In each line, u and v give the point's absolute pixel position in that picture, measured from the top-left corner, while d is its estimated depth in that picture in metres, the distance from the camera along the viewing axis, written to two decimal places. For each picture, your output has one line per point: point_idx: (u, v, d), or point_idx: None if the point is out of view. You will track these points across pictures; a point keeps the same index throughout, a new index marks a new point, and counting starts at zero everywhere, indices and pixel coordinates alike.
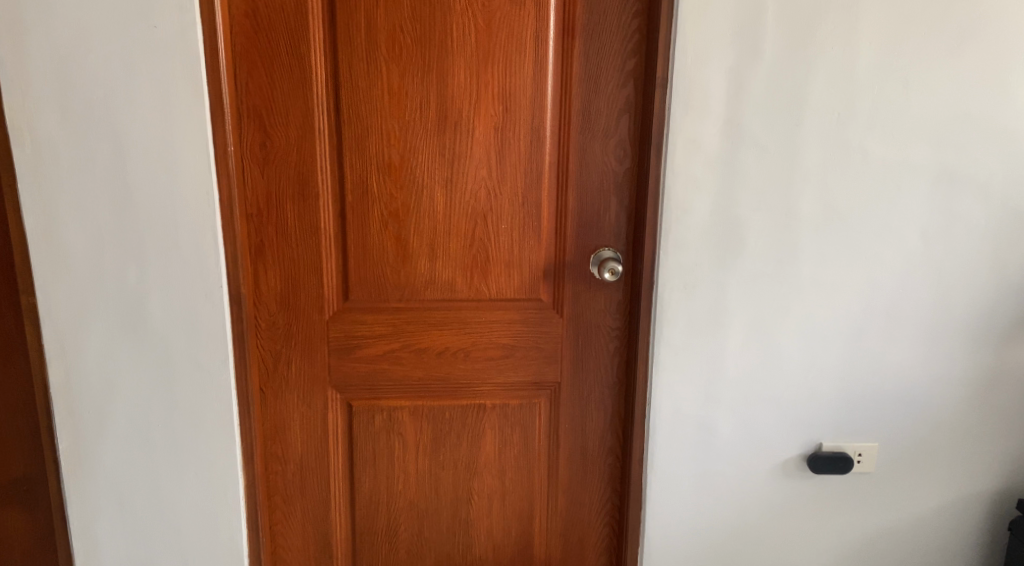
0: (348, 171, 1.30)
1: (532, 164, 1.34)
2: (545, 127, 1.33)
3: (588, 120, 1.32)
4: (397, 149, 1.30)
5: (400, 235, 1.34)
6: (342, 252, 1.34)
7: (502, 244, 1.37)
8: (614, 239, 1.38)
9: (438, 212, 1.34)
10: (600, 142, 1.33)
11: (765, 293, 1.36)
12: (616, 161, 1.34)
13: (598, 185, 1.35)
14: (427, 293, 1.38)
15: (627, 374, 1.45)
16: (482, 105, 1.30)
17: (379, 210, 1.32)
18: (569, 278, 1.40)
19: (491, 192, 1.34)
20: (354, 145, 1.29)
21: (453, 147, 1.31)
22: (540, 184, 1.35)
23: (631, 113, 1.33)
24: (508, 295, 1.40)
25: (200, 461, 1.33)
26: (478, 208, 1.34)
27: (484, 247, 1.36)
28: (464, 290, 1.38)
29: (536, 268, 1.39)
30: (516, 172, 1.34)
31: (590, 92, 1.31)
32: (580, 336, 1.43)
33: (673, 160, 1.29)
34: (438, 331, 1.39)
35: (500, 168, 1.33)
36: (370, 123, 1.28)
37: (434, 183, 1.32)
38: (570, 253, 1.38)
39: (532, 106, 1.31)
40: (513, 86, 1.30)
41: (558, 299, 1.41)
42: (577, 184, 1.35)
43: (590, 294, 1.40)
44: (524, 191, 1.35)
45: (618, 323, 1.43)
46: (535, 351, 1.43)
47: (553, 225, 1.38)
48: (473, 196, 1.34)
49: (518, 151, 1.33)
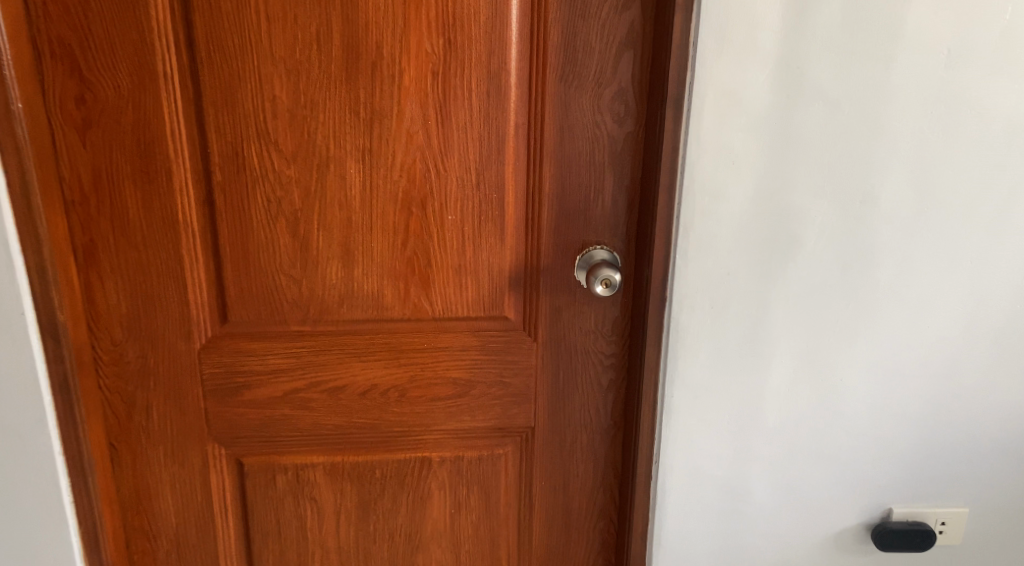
0: (215, 140, 0.88)
1: (489, 127, 0.91)
2: (508, 72, 0.90)
3: (572, 61, 0.90)
4: (286, 102, 0.87)
5: (299, 232, 0.92)
6: (215, 256, 0.93)
7: (448, 243, 0.96)
8: (608, 233, 0.98)
9: (353, 198, 0.92)
10: (590, 94, 0.91)
11: (825, 313, 0.96)
12: (613, 122, 0.93)
13: (587, 158, 0.94)
14: (342, 311, 0.97)
15: (627, 417, 1.06)
16: (413, 38, 0.87)
17: (267, 196, 0.91)
18: (546, 287, 0.99)
19: (431, 168, 0.92)
20: (221, 100, 0.86)
21: (369, 102, 0.88)
22: (502, 154, 0.93)
23: (635, 51, 0.90)
24: (459, 312, 0.99)
25: (22, 550, 0.94)
26: (411, 191, 0.93)
27: (424, 245, 0.95)
28: (395, 308, 0.98)
29: (498, 274, 0.98)
30: (467, 139, 0.92)
31: (575, 18, 0.88)
32: (561, 367, 1.03)
33: (697, 123, 0.87)
34: (361, 364, 0.99)
35: (442, 133, 0.91)
36: (243, 66, 0.86)
37: (344, 154, 0.90)
38: (547, 253, 0.98)
39: (487, 40, 0.88)
40: (460, 8, 0.87)
41: (529, 317, 1.01)
42: (557, 155, 0.93)
43: (574, 308, 1.01)
44: (478, 166, 0.93)
45: (613, 348, 1.03)
46: (498, 387, 1.03)
47: (522, 214, 0.96)
48: (404, 173, 0.92)
49: (468, 107, 0.90)
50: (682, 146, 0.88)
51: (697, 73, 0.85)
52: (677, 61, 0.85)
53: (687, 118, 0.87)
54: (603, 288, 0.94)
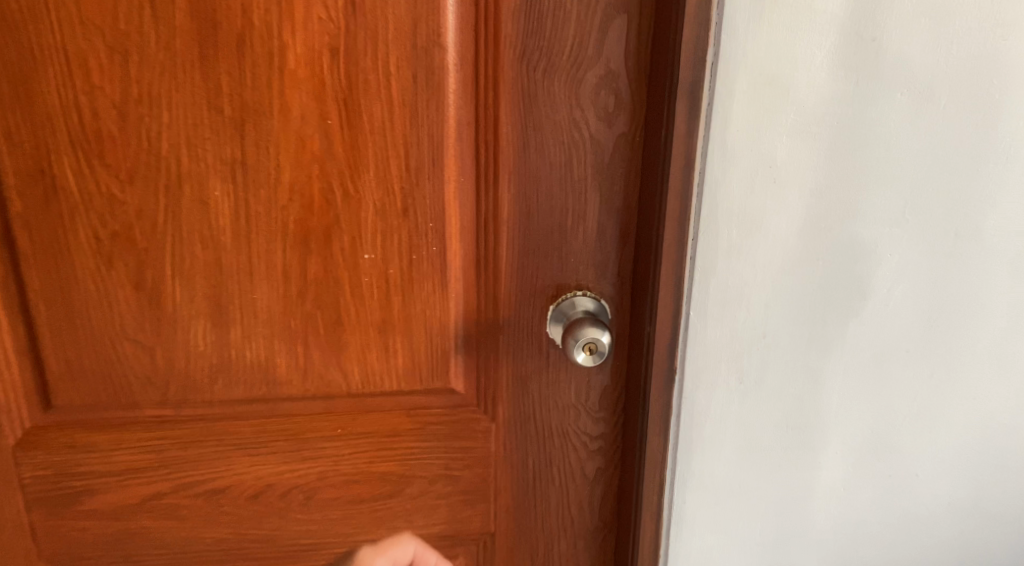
0: (8, 152, 0.60)
1: (417, 129, 0.63)
2: (445, 48, 0.61)
3: (536, 32, 0.62)
4: (111, 95, 0.59)
5: (146, 281, 0.64)
6: (27, 317, 0.65)
7: (366, 292, 0.67)
8: (592, 274, 0.70)
9: (222, 233, 0.64)
10: (564, 80, 0.64)
11: (896, 385, 0.69)
12: (599, 119, 0.65)
13: (560, 171, 0.66)
14: (219, 388, 0.69)
15: (620, 518, 0.78)
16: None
17: (94, 231, 0.62)
18: (507, 349, 0.71)
19: (335, 188, 0.64)
20: (13, 93, 0.59)
21: (237, 93, 0.60)
22: (438, 167, 0.65)
23: (627, 17, 0.62)
24: (385, 387, 0.71)
25: None
26: (307, 220, 0.64)
27: (332, 298, 0.67)
28: (293, 384, 0.70)
29: (438, 334, 0.70)
30: (386, 146, 0.63)
31: None
32: (531, 455, 0.75)
33: (723, 123, 0.60)
34: (249, 458, 0.72)
35: (349, 137, 0.62)
36: (43, 43, 0.58)
37: (205, 169, 0.62)
38: (506, 303, 0.70)
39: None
40: None
41: (485, 391, 0.73)
42: (517, 167, 0.66)
43: (547, 377, 0.73)
44: (404, 184, 0.65)
45: (602, 428, 0.75)
46: (442, 483, 0.75)
47: (471, 250, 0.69)
48: (294, 196, 0.63)
49: (386, 100, 0.62)
50: (700, 157, 0.60)
51: (724, 49, 0.58)
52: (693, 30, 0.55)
53: (708, 116, 0.59)
54: (586, 354, 0.68)
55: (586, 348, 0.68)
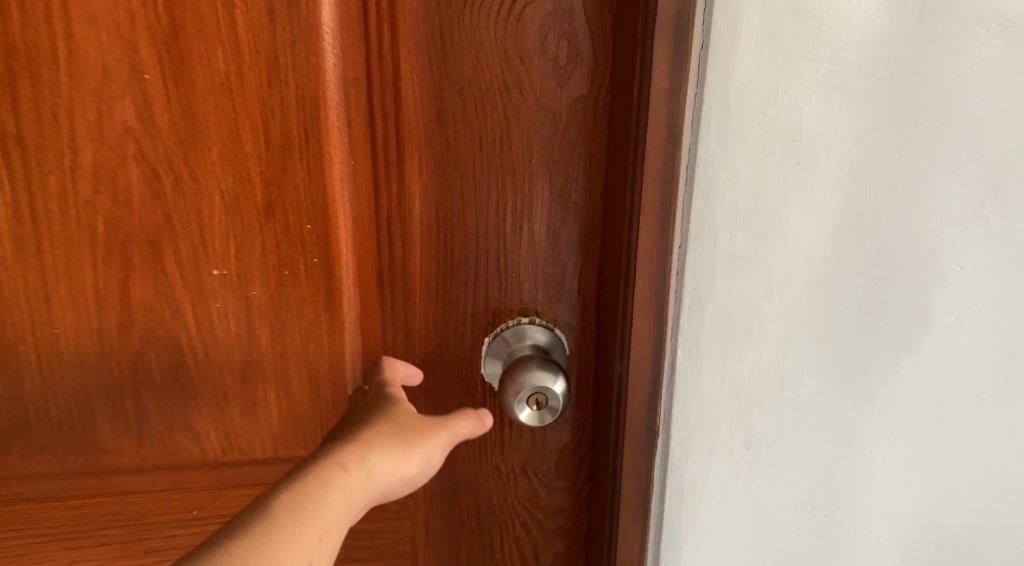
0: None
1: (278, 87, 0.44)
2: None
3: None
4: None
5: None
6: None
7: (218, 326, 0.48)
8: (542, 295, 0.50)
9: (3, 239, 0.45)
10: (494, 19, 0.44)
11: (970, 454, 0.49)
12: (547, 73, 0.45)
13: (493, 150, 0.47)
14: (16, 458, 0.49)
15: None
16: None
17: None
18: (425, 401, 0.52)
19: (167, 174, 0.44)
20: None
21: (8, 30, 0.41)
22: (314, 148, 0.45)
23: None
24: (255, 452, 0.52)
25: None
26: (127, 224, 0.45)
27: (169, 331, 0.48)
28: (124, 450, 0.50)
29: (326, 381, 0.51)
30: (234, 112, 0.44)
31: None
32: (461, 537, 0.56)
33: (727, 74, 0.40)
34: (67, 557, 0.52)
35: (179, 98, 0.43)
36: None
37: None
38: (420, 336, 0.51)
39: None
40: None
41: None
42: (431, 144, 0.46)
43: (480, 436, 0.53)
44: (264, 171, 0.45)
45: (560, 502, 0.56)
46: None
47: (370, 264, 0.49)
48: (103, 188, 0.44)
49: (231, 44, 0.42)
50: (689, 125, 0.41)
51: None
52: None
53: (703, 62, 0.40)
54: (531, 410, 0.48)
55: (532, 401, 0.48)
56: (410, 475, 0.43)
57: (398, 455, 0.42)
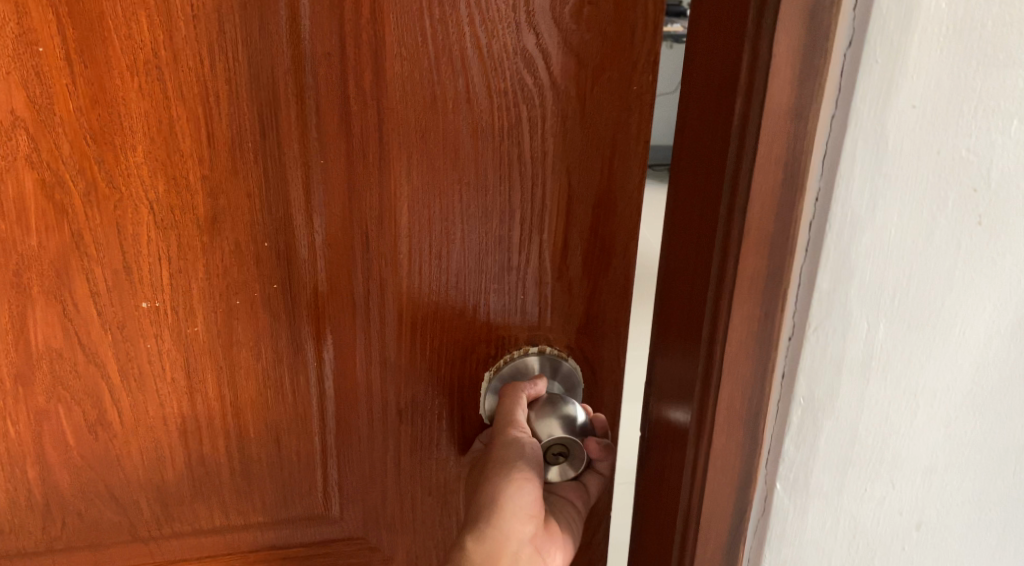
0: None
1: (225, 67, 0.33)
2: None
3: None
4: None
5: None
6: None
7: (149, 373, 0.38)
8: (557, 328, 0.41)
9: None
10: None
11: None
12: (568, 45, 0.35)
13: (497, 143, 0.36)
14: None
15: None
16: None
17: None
18: (411, 451, 0.42)
19: (76, 182, 0.33)
20: None
21: None
22: (269, 144, 0.35)
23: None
24: (200, 522, 0.42)
25: None
26: (21, 246, 0.34)
27: (85, 379, 0.37)
28: (30, 526, 0.40)
29: (289, 433, 0.41)
30: (164, 99, 0.33)
31: None
32: None
33: (891, 90, 0.26)
34: None
35: (87, 81, 0.32)
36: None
37: None
38: (405, 375, 0.41)
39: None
40: None
41: (375, 514, 0.44)
42: (424, 143, 0.36)
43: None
44: (203, 179, 0.35)
45: None
46: None
47: (343, 292, 0.38)
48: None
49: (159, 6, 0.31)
50: (816, 147, 0.28)
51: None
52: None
53: (851, 68, 0.26)
54: (555, 466, 0.41)
55: (554, 454, 0.40)
56: (534, 487, 0.38)
57: (507, 488, 0.38)
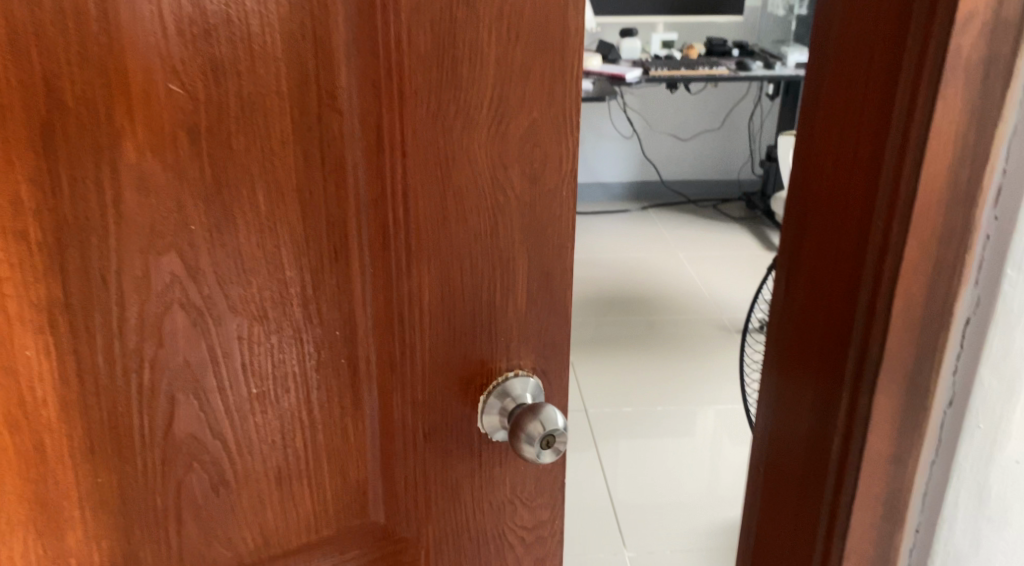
0: None
1: (338, 233, 0.50)
2: (367, 136, 0.49)
3: (486, 113, 0.50)
4: None
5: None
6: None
7: (295, 442, 0.54)
8: (524, 356, 0.59)
9: (114, 398, 0.48)
10: (517, 160, 0.53)
11: None
12: (555, 196, 0.55)
13: (512, 262, 0.55)
14: None
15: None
16: (124, 45, 0.41)
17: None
18: (460, 473, 0.61)
19: (245, 319, 0.49)
20: None
21: (112, 213, 0.44)
22: (370, 275, 0.53)
23: (546, 52, 0.50)
24: (314, 538, 0.58)
25: None
26: (212, 368, 0.50)
27: (213, 456, 0.52)
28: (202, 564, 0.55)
29: (377, 465, 0.59)
30: (300, 260, 0.50)
31: (485, 34, 0.49)
32: None
33: (997, 447, 0.43)
34: None
35: (260, 257, 0.48)
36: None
37: (93, 320, 0.46)
38: (426, 407, 0.57)
39: (292, 54, 0.45)
40: (272, 30, 0.44)
41: (429, 523, 0.62)
42: (466, 267, 0.54)
43: (482, 490, 0.62)
44: (329, 306, 0.52)
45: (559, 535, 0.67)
46: None
47: (414, 370, 0.56)
48: (203, 337, 0.49)
49: (298, 199, 0.48)
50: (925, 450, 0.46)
51: (999, 323, 0.41)
52: (931, 283, 0.43)
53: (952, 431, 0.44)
54: (544, 452, 0.57)
55: (545, 443, 0.57)
56: None
57: None
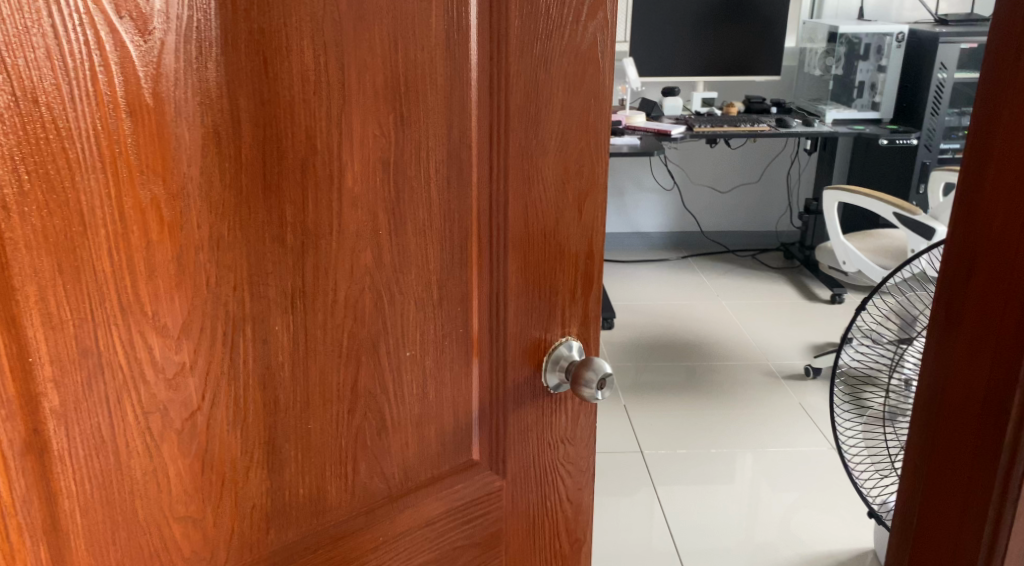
0: (215, 287, 0.72)
1: (473, 236, 0.91)
2: (488, 182, 0.90)
3: (545, 170, 0.93)
4: (295, 230, 0.76)
5: (202, 435, 0.75)
6: (73, 500, 0.67)
7: (443, 358, 0.93)
8: (567, 305, 1.03)
9: (361, 328, 0.84)
10: (560, 196, 0.95)
11: None
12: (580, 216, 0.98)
13: (555, 251, 0.98)
14: (331, 449, 0.86)
15: (574, 502, 1.13)
16: (370, 130, 0.78)
17: (157, 395, 0.70)
18: (524, 380, 1.02)
19: (428, 282, 0.88)
20: (226, 235, 0.71)
21: (373, 220, 0.81)
22: (485, 259, 0.93)
23: (580, 114, 0.93)
24: (446, 420, 0.96)
25: None
26: (411, 312, 0.88)
27: (406, 364, 0.89)
28: (390, 434, 0.91)
29: (479, 375, 0.97)
30: (455, 251, 0.89)
31: (546, 127, 0.91)
32: (530, 450, 1.06)
33: None
34: (355, 503, 0.91)
35: (438, 247, 0.88)
36: (95, 221, 0.62)
37: (354, 280, 0.82)
38: (494, 353, 0.98)
39: (459, 140, 0.85)
40: (451, 129, 0.84)
41: (504, 411, 1.01)
42: (531, 254, 0.95)
43: (522, 418, 1.03)
44: (464, 277, 0.91)
45: (572, 421, 1.10)
46: (479, 480, 1.02)
47: (500, 316, 0.96)
48: (404, 293, 0.86)
49: (455, 216, 0.88)
50: None
51: None
52: None
53: None
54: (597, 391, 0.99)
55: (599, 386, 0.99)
56: None
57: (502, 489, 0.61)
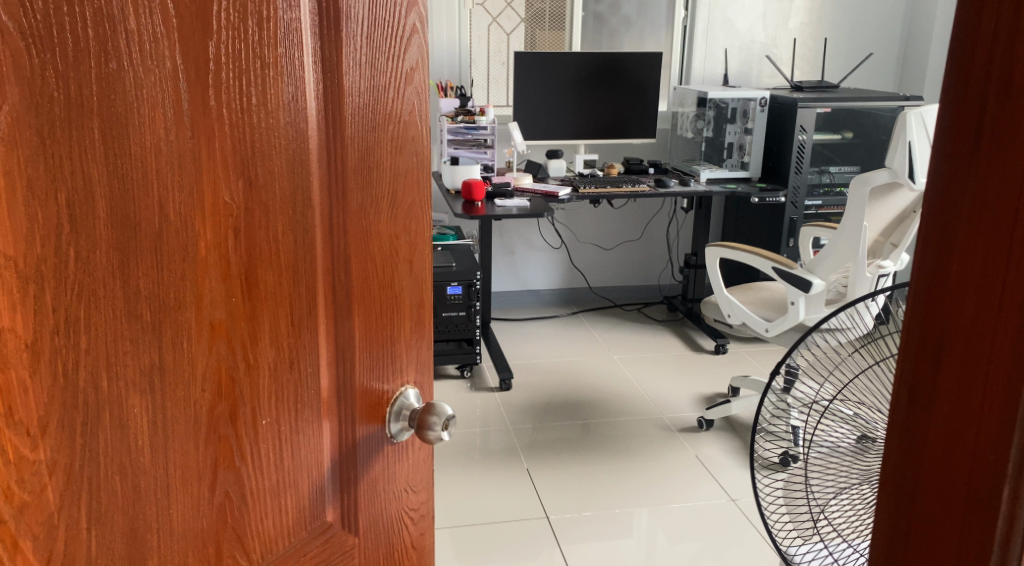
0: (72, 369, 0.67)
1: (324, 297, 0.92)
2: (336, 241, 0.92)
3: (380, 225, 0.97)
4: (156, 304, 0.73)
5: (57, 534, 0.69)
6: None
7: (301, 421, 0.92)
8: (407, 354, 1.07)
9: (221, 399, 0.82)
10: (395, 252, 1.00)
11: None
12: (415, 270, 1.03)
13: (393, 304, 1.02)
14: (195, 529, 0.82)
15: (418, 548, 1.17)
16: (223, 199, 0.78)
17: (9, 499, 0.65)
18: (372, 432, 1.04)
19: (286, 347, 0.88)
20: (85, 316, 0.68)
21: (232, 288, 0.80)
22: (332, 317, 0.94)
23: (405, 170, 0.99)
24: (306, 483, 0.95)
25: None
26: (269, 377, 0.87)
27: (263, 430, 0.88)
28: (252, 504, 0.88)
29: (332, 431, 0.98)
30: (310, 313, 0.90)
31: (378, 188, 0.95)
32: (381, 499, 1.07)
33: None
34: None
35: (292, 311, 0.88)
36: None
37: (212, 350, 0.80)
38: (341, 410, 0.99)
39: (310, 204, 0.87)
40: (302, 193, 0.86)
41: (355, 468, 1.02)
42: (372, 309, 0.99)
43: (371, 471, 1.05)
44: (317, 338, 0.92)
45: (416, 466, 1.13)
46: (337, 541, 1.01)
47: (347, 371, 0.98)
48: (261, 358, 0.85)
49: (309, 277, 0.89)
50: None
51: None
52: None
53: None
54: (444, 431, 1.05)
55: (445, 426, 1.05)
56: None
57: None
